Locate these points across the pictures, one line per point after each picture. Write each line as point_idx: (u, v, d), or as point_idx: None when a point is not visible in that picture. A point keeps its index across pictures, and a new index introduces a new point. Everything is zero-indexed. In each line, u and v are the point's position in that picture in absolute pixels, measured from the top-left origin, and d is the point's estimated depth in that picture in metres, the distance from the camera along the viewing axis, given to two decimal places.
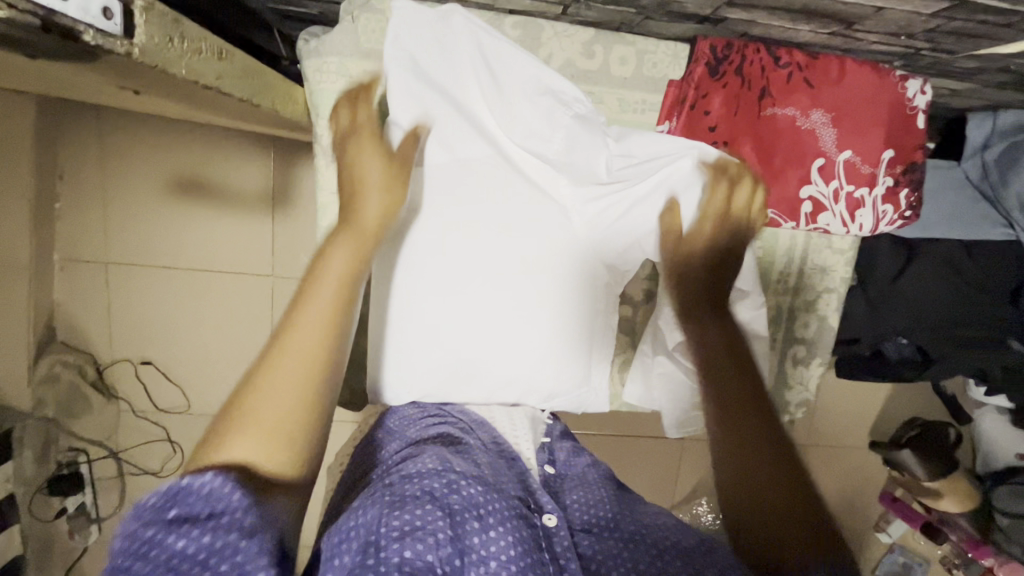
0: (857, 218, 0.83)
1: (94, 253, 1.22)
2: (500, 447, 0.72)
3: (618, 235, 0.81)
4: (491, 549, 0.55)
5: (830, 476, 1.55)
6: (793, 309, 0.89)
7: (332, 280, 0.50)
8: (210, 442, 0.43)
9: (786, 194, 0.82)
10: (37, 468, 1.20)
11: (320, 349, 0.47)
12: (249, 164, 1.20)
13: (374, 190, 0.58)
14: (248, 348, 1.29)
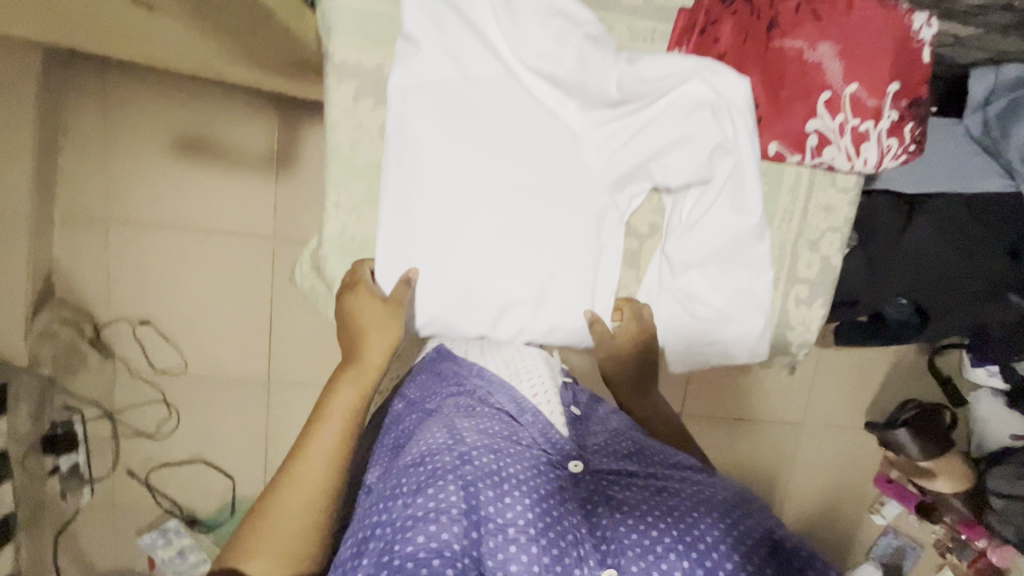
0: (862, 151, 0.77)
1: (95, 209, 1.21)
2: (522, 405, 0.74)
3: (622, 161, 0.82)
4: (508, 516, 0.58)
5: (825, 455, 1.56)
6: (794, 248, 0.86)
7: (344, 414, 0.71)
8: (246, 535, 0.61)
9: (792, 128, 0.77)
10: (32, 426, 1.20)
11: (327, 467, 0.67)
12: (254, 121, 1.20)
13: (375, 335, 0.78)
14: (249, 310, 1.29)
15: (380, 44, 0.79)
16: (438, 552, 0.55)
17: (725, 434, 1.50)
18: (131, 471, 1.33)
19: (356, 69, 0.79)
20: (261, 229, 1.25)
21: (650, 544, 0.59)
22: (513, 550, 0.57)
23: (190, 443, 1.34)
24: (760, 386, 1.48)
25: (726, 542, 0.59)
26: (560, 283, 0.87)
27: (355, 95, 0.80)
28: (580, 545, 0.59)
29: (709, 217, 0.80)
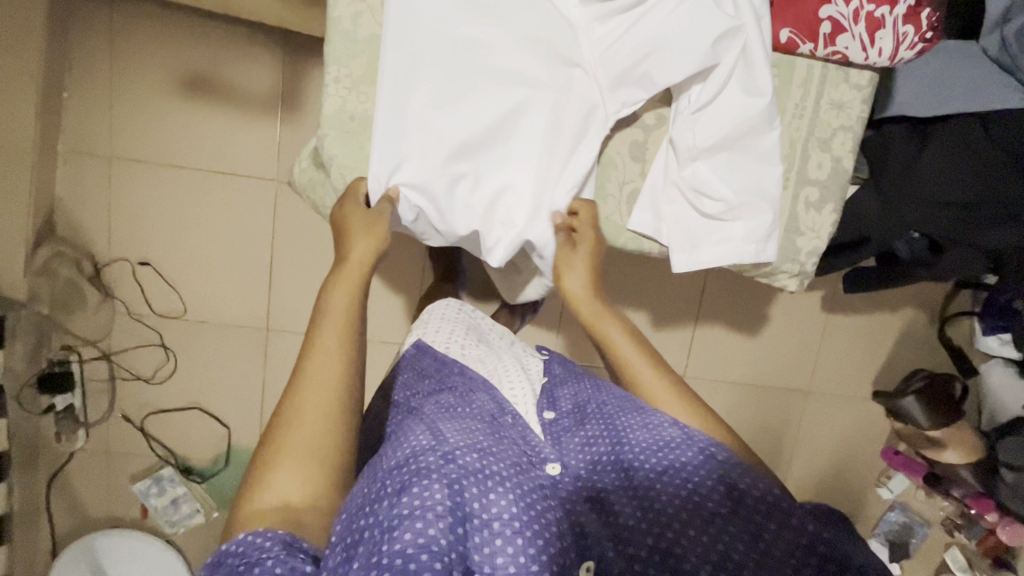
0: (877, 41, 0.68)
1: (98, 146, 1.21)
2: (503, 405, 0.70)
3: (619, 55, 0.71)
4: (493, 511, 0.54)
5: (830, 425, 1.52)
6: (804, 150, 0.77)
7: (333, 317, 0.63)
8: (262, 465, 0.56)
9: (803, 15, 0.69)
10: (30, 361, 1.23)
11: (336, 369, 0.60)
12: (258, 60, 1.19)
13: (361, 236, 0.68)
14: (248, 254, 1.27)
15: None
16: (424, 547, 0.49)
17: (727, 398, 1.47)
18: (126, 417, 1.32)
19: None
20: (263, 171, 1.24)
21: (619, 529, 0.58)
22: (500, 543, 0.53)
23: (186, 389, 1.32)
24: (765, 350, 1.45)
25: (688, 509, 0.58)
26: (544, 189, 0.76)
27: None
28: (565, 538, 0.56)
29: (715, 108, 0.72)
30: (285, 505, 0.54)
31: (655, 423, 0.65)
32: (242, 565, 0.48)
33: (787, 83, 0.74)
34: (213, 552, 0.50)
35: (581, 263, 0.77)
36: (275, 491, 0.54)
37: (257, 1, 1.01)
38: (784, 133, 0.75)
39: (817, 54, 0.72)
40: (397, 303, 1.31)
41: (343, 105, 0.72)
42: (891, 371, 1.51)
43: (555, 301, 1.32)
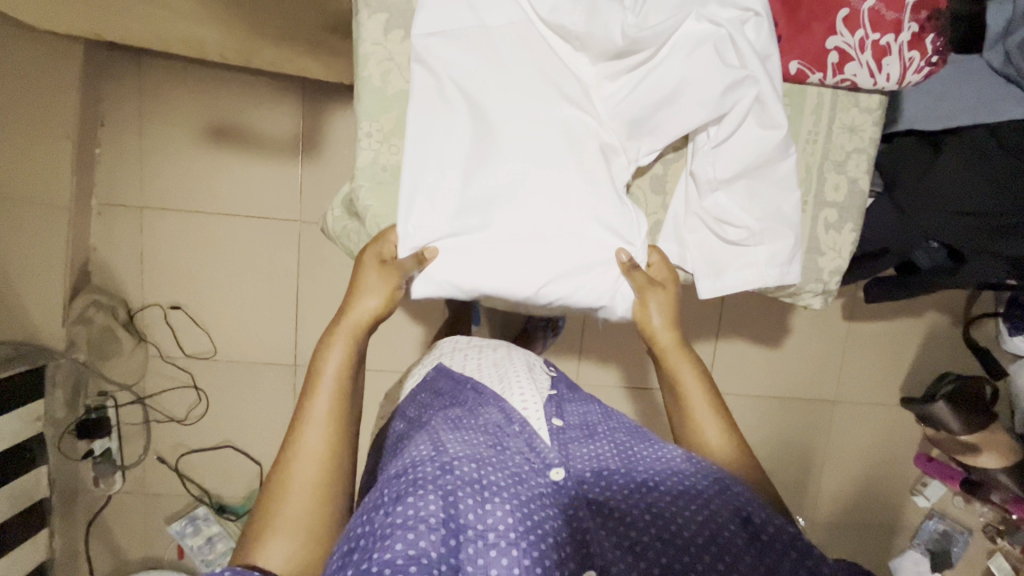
0: (884, 67, 0.69)
1: (130, 197, 1.26)
2: (510, 416, 0.70)
3: (632, 106, 0.74)
4: (487, 522, 0.55)
5: (860, 435, 1.51)
6: (821, 172, 0.78)
7: (330, 382, 0.64)
8: (256, 531, 0.58)
9: (811, 47, 0.71)
10: (68, 410, 1.26)
11: (329, 431, 0.63)
12: (279, 107, 1.25)
13: (367, 294, 0.69)
14: (275, 293, 1.31)
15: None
16: (415, 558, 0.49)
17: (754, 412, 1.47)
18: (161, 459, 1.34)
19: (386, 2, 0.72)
20: (287, 213, 1.28)
21: (630, 542, 0.56)
22: (494, 555, 0.53)
23: (219, 428, 1.35)
24: (789, 362, 1.45)
25: (699, 531, 0.56)
26: (560, 233, 0.76)
27: (384, 27, 0.72)
28: (563, 550, 0.56)
29: (738, 139, 0.74)
30: (273, 568, 0.56)
31: (666, 450, 0.67)
32: None
33: (801, 109, 0.76)
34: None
35: (663, 299, 0.77)
36: (268, 558, 0.57)
37: (278, 56, 1.06)
38: (800, 159, 0.77)
39: (826, 82, 0.73)
40: (421, 333, 1.33)
41: (375, 158, 0.75)
42: (918, 377, 1.49)
43: (577, 323, 1.34)
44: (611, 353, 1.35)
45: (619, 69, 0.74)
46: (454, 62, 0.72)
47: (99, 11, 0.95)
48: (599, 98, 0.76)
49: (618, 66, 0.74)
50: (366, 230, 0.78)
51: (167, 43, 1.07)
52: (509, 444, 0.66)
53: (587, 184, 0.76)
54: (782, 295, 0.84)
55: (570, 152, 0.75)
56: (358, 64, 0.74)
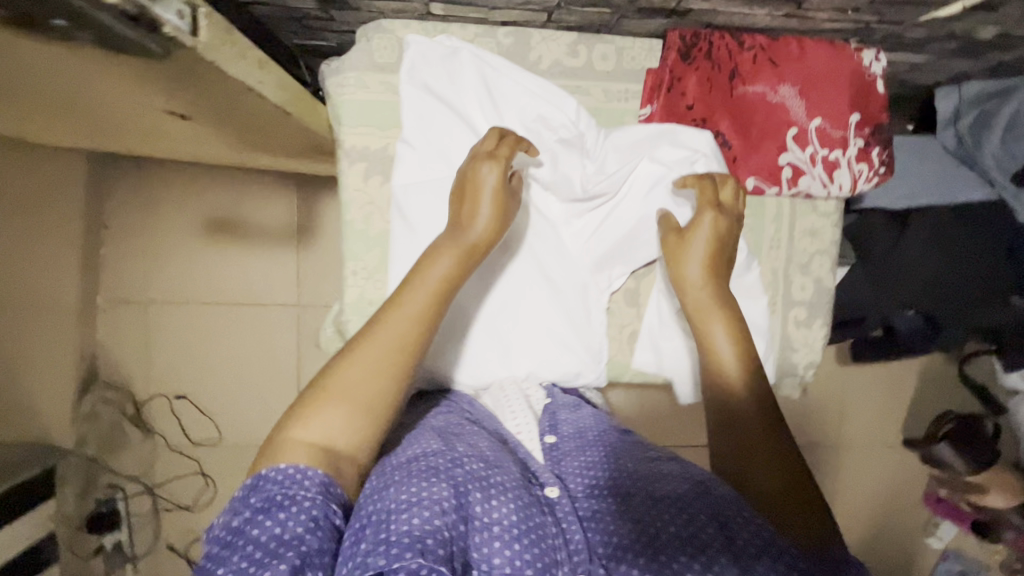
0: (837, 178, 0.74)
1: (134, 292, 1.29)
2: (501, 434, 0.66)
3: (601, 244, 0.79)
4: (493, 516, 0.53)
5: (868, 477, 1.50)
6: (787, 273, 0.79)
7: (427, 287, 0.61)
8: (319, 394, 0.56)
9: (765, 164, 0.74)
10: (79, 504, 1.27)
11: (407, 332, 0.59)
12: (275, 200, 1.29)
13: (486, 211, 0.66)
14: (277, 376, 1.34)
15: (384, 130, 0.72)
16: (424, 537, 0.48)
17: None
18: (172, 547, 1.34)
19: (364, 152, 0.72)
20: (286, 297, 1.32)
21: (618, 549, 0.55)
22: (497, 546, 0.52)
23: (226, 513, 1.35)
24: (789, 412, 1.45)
25: (687, 544, 0.54)
26: (549, 347, 0.77)
27: (363, 176, 0.72)
28: (557, 556, 0.53)
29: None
30: (325, 441, 0.54)
31: (655, 457, 0.65)
32: (281, 496, 0.49)
33: (764, 221, 0.78)
34: (253, 474, 0.51)
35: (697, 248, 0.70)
36: (322, 425, 0.55)
37: (273, 161, 1.11)
38: (765, 265, 0.79)
39: (783, 195, 0.76)
40: None
41: (360, 296, 0.72)
42: (919, 418, 1.49)
43: None
44: None
45: (585, 208, 0.78)
46: (425, 215, 0.71)
47: (94, 132, 0.98)
48: (568, 234, 0.80)
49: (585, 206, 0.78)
50: None
51: (165, 153, 1.12)
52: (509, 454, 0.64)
53: (574, 308, 0.79)
54: None
55: (551, 283, 0.79)
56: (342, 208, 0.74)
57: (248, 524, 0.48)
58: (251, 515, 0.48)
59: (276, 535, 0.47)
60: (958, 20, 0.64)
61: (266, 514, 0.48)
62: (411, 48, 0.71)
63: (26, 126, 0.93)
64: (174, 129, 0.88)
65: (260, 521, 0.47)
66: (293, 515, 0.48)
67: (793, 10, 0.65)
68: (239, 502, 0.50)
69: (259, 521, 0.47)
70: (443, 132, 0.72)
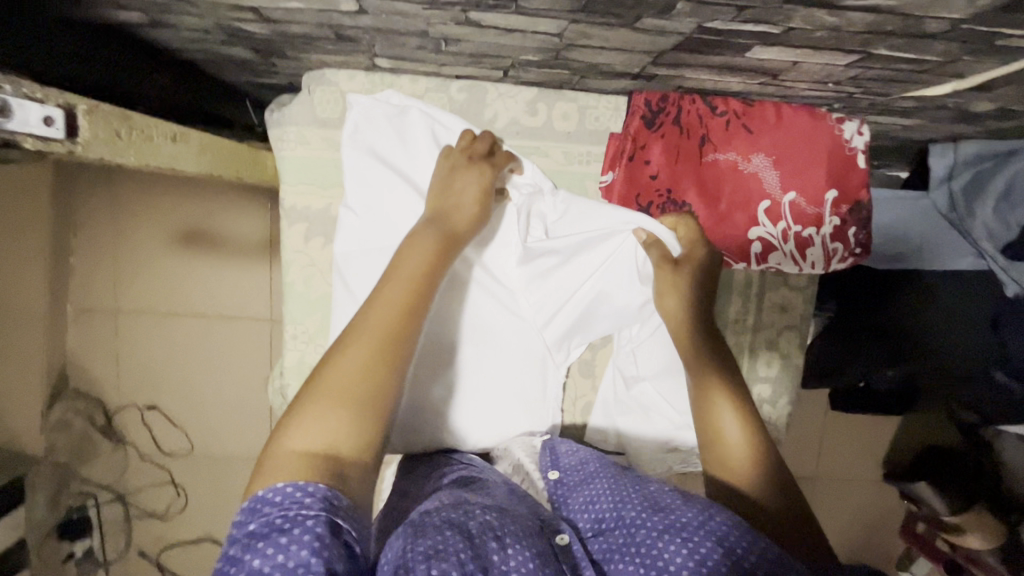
0: (808, 256, 0.71)
1: (105, 303, 1.27)
2: (512, 484, 0.64)
3: (550, 311, 0.77)
4: (511, 564, 0.48)
5: (842, 511, 1.48)
6: (753, 349, 0.78)
7: (405, 274, 0.59)
8: (305, 396, 0.51)
9: (733, 237, 0.71)
10: (49, 510, 1.24)
11: (388, 318, 0.55)
12: (249, 214, 1.26)
13: (470, 201, 0.66)
14: (248, 390, 1.33)
15: (326, 189, 0.75)
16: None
17: None
18: (143, 553, 1.36)
19: (306, 212, 0.75)
20: (258, 312, 1.30)
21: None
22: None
23: (197, 523, 1.36)
24: None
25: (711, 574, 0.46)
26: (497, 403, 0.78)
27: (304, 237, 0.75)
28: None
29: (651, 347, 0.78)
30: (327, 446, 0.49)
31: (668, 490, 0.57)
32: (280, 518, 0.44)
33: (731, 293, 0.76)
34: (248, 498, 0.46)
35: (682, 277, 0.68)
36: (317, 432, 0.49)
37: None
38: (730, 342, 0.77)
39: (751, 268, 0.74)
40: None
41: (301, 359, 0.76)
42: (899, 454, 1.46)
43: None
44: None
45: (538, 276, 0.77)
46: (368, 280, 0.72)
47: None
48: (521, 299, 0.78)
49: (537, 274, 0.76)
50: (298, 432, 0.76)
51: None
52: (523, 501, 0.60)
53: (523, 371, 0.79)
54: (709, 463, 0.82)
55: (501, 346, 0.78)
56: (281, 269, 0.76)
57: (246, 556, 0.42)
58: (248, 546, 0.43)
59: (279, 563, 0.42)
60: (947, 98, 0.60)
61: (266, 540, 0.43)
62: (358, 104, 0.71)
63: None
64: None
65: (260, 549, 0.42)
66: (296, 536, 0.42)
67: (768, 79, 0.59)
68: (238, 530, 0.45)
69: (261, 549, 0.42)
70: (388, 191, 0.72)
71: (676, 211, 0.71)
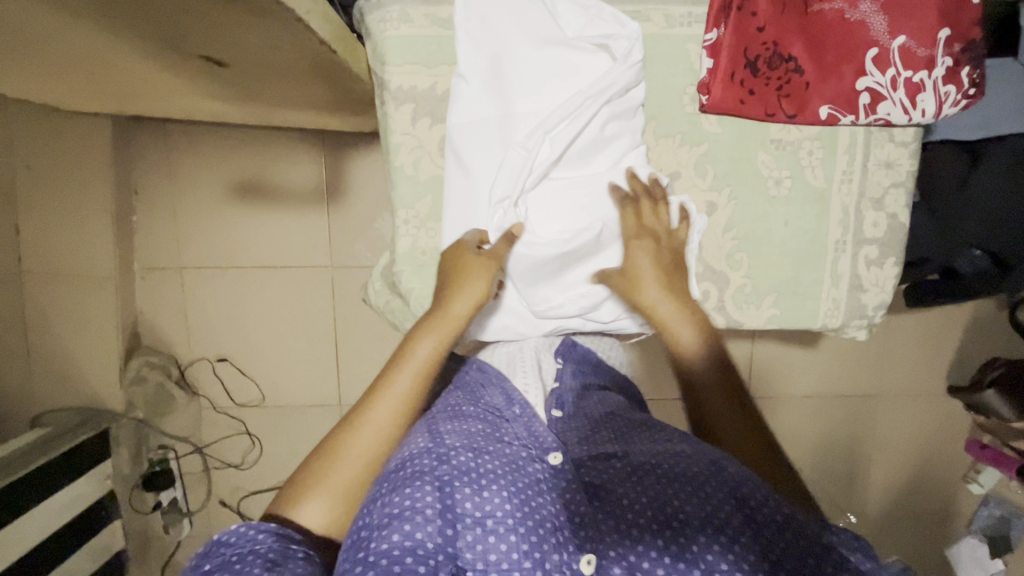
0: (919, 103, 0.74)
1: (169, 259, 1.29)
2: (509, 400, 0.71)
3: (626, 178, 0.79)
4: (485, 509, 0.54)
5: (907, 428, 1.46)
6: (858, 207, 0.81)
7: (415, 367, 0.67)
8: (305, 477, 0.60)
9: (842, 90, 0.74)
10: (134, 466, 1.32)
11: (393, 421, 0.64)
12: (304, 162, 1.26)
13: (470, 288, 0.72)
14: (313, 338, 1.34)
15: (430, 68, 0.77)
16: (410, 550, 0.50)
17: (802, 417, 1.44)
18: (224, 501, 1.39)
19: (412, 92, 0.77)
20: (320, 259, 1.30)
21: (624, 524, 0.54)
22: (492, 541, 0.53)
23: (272, 471, 1.39)
24: (830, 364, 1.41)
25: (699, 515, 0.54)
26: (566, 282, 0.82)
27: (412, 117, 0.78)
28: (560, 534, 0.55)
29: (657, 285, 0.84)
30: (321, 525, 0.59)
31: (661, 437, 0.64)
32: (232, 554, 0.52)
33: (836, 152, 0.80)
34: (203, 542, 0.53)
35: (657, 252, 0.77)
36: (310, 508, 0.59)
37: (296, 119, 1.06)
38: (835, 200, 0.81)
39: (859, 123, 0.77)
40: None
41: (415, 243, 0.81)
42: (966, 367, 1.42)
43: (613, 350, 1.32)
44: (650, 379, 1.32)
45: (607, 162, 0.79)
46: (478, 154, 0.77)
47: (121, 93, 0.96)
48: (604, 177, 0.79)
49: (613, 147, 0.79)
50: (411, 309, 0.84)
51: (189, 112, 1.08)
52: (507, 430, 0.66)
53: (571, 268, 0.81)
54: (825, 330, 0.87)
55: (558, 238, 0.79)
56: (390, 155, 0.80)
57: None
58: None
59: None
60: None
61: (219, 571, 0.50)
62: None
63: (55, 86, 0.91)
64: (189, 82, 0.84)
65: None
66: (250, 558, 0.51)
67: None
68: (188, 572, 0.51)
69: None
70: (500, 59, 0.75)
71: (783, 64, 0.74)
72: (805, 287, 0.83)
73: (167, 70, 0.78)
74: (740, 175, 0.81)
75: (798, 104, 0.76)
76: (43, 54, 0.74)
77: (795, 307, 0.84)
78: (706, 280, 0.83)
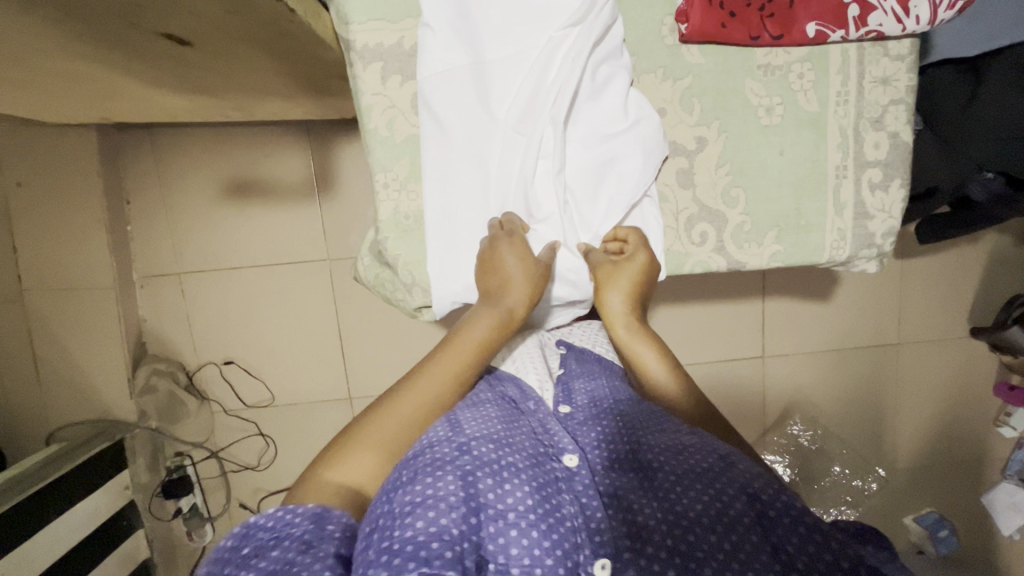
0: (912, 10, 0.69)
1: (167, 265, 1.29)
2: (525, 393, 0.70)
3: (612, 127, 0.77)
4: (507, 502, 0.53)
5: (932, 374, 1.42)
6: (857, 130, 0.78)
7: (470, 345, 0.69)
8: (355, 433, 0.61)
9: (828, 4, 0.71)
10: (152, 474, 1.32)
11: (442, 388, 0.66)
12: (290, 154, 1.25)
13: (519, 287, 0.72)
14: (317, 332, 1.33)
15: (395, 22, 0.75)
16: (436, 535, 0.48)
17: (822, 373, 1.40)
18: (244, 504, 1.38)
19: (379, 50, 0.75)
20: (316, 252, 1.29)
21: (636, 529, 0.53)
22: (514, 534, 0.51)
23: (289, 469, 1.38)
24: (844, 315, 1.37)
25: (709, 515, 0.52)
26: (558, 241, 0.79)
27: (381, 76, 0.76)
28: (578, 535, 0.53)
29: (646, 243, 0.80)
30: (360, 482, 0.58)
31: (671, 428, 0.64)
32: (271, 540, 0.49)
33: (828, 70, 0.77)
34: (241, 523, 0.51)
35: (626, 281, 0.74)
36: (352, 463, 0.58)
37: (274, 111, 1.04)
38: (831, 124, 0.78)
39: (850, 37, 0.74)
40: None
41: (397, 207, 0.79)
42: (988, 306, 1.38)
43: None
44: None
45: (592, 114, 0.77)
46: (456, 112, 0.76)
47: (98, 99, 0.96)
48: (596, 130, 0.77)
49: (598, 96, 0.76)
50: (400, 278, 0.81)
51: (170, 114, 1.07)
52: (524, 423, 0.65)
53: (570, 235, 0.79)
54: (835, 266, 0.84)
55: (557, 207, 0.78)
56: (363, 116, 0.78)
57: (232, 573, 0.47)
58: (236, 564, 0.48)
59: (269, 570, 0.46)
60: None
61: (258, 557, 0.48)
62: None
63: (30, 98, 0.91)
64: (161, 79, 0.83)
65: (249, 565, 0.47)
66: (288, 547, 0.48)
67: None
68: (226, 553, 0.49)
69: (252, 564, 0.47)
70: (468, 12, 0.74)
71: None
72: (809, 220, 0.80)
73: (137, 65, 0.77)
74: (732, 107, 0.78)
75: (782, 24, 0.72)
76: (10, 67, 0.73)
77: (798, 241, 0.80)
78: (703, 221, 0.81)
